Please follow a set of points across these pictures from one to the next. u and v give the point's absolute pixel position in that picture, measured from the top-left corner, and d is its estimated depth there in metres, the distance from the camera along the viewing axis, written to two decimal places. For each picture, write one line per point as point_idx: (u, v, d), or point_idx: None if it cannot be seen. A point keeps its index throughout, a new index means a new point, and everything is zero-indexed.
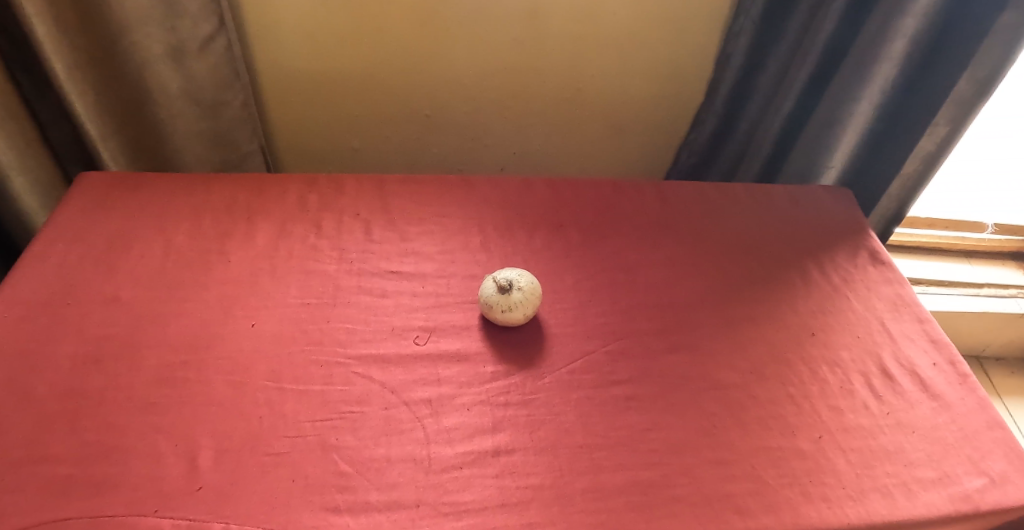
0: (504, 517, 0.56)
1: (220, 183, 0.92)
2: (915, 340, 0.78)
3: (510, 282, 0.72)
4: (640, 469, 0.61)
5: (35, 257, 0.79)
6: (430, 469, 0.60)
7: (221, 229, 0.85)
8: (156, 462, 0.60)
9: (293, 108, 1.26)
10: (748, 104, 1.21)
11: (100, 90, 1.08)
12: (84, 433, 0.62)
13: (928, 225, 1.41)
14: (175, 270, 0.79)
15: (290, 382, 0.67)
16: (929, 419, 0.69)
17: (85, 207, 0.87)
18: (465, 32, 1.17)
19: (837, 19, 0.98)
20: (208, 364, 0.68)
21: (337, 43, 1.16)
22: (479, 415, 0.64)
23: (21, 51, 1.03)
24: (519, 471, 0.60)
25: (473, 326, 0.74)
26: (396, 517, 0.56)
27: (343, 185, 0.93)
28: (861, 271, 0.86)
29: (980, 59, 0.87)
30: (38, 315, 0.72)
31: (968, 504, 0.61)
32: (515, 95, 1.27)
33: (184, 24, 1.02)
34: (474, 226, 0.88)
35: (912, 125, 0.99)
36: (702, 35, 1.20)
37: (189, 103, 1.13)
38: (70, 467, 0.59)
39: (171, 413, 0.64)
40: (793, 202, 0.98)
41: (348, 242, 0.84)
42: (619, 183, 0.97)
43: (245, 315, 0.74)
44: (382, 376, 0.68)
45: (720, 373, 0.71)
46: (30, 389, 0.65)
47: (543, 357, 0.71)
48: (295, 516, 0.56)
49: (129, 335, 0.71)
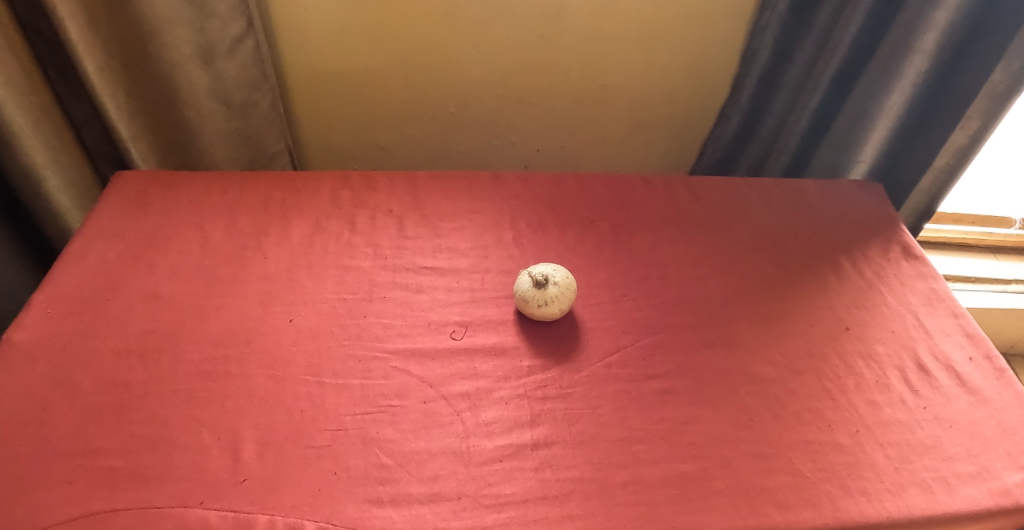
0: (544, 510, 0.57)
1: (254, 181, 0.94)
2: (950, 335, 0.77)
3: (546, 276, 0.73)
4: (678, 462, 0.61)
5: (75, 254, 0.81)
6: (470, 462, 0.60)
7: (257, 226, 0.86)
8: (200, 454, 0.61)
9: (319, 107, 1.27)
10: (774, 98, 1.20)
11: (131, 92, 1.10)
12: (130, 426, 0.64)
13: (955, 220, 1.43)
14: (213, 266, 0.81)
15: (329, 376, 0.68)
16: (967, 413, 0.68)
17: (122, 205, 0.89)
18: (490, 29, 1.17)
19: (866, 13, 0.98)
20: (248, 359, 0.70)
21: (363, 42, 1.18)
22: (517, 409, 0.65)
23: (54, 52, 1.05)
24: (557, 464, 0.61)
25: (508, 321, 0.75)
26: (439, 509, 0.57)
27: (376, 182, 0.94)
28: (894, 266, 0.86)
29: (1014, 50, 0.87)
30: (80, 311, 0.74)
31: (1008, 498, 0.61)
32: (539, 92, 1.27)
33: (213, 26, 1.04)
34: (506, 222, 0.88)
35: (942, 118, 0.99)
36: (727, 30, 1.20)
37: (217, 103, 1.14)
38: (117, 459, 0.61)
39: (213, 406, 0.65)
40: (823, 197, 0.97)
41: (382, 238, 0.85)
42: (649, 179, 0.97)
43: (283, 310, 0.75)
44: (420, 370, 0.69)
45: (755, 367, 0.71)
46: (75, 382, 0.67)
47: (579, 351, 0.71)
48: (339, 507, 0.57)
49: (170, 330, 0.73)
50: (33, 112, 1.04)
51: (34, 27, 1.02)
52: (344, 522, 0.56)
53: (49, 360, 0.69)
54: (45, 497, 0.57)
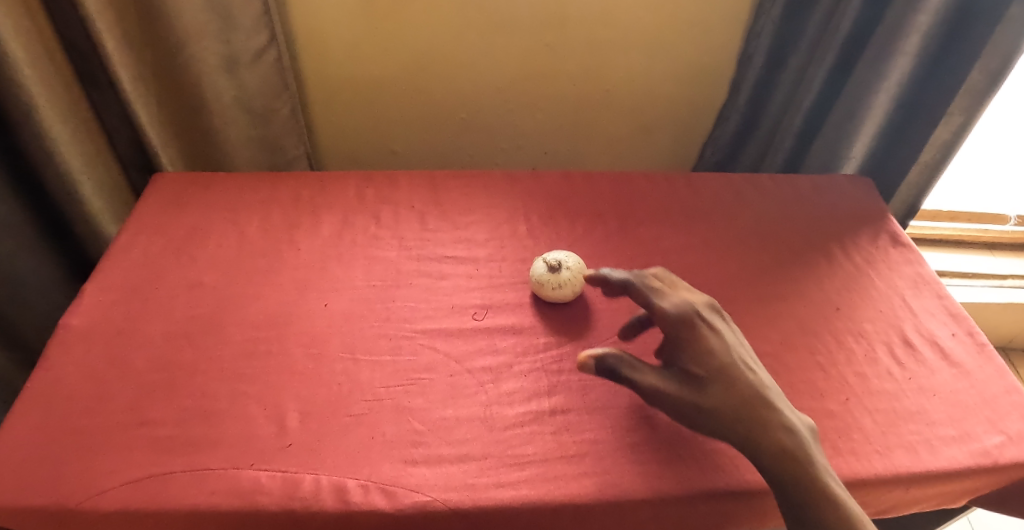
0: (563, 468, 0.63)
1: (283, 181, 1.01)
2: (935, 314, 0.83)
3: (560, 262, 0.80)
4: (684, 427, 0.67)
5: (121, 248, 0.88)
6: (494, 427, 0.67)
7: (289, 221, 0.93)
8: (248, 423, 0.67)
9: (338, 112, 1.34)
10: (770, 101, 1.27)
11: (160, 100, 1.17)
12: (181, 400, 0.70)
13: (951, 218, 1.50)
14: (250, 257, 0.87)
15: (363, 353, 0.74)
16: (950, 384, 0.74)
17: (161, 203, 0.95)
18: (498, 39, 1.24)
19: (853, 20, 1.05)
20: (288, 339, 0.76)
21: (380, 51, 1.25)
22: (535, 381, 0.71)
23: (87, 63, 1.12)
24: (573, 428, 0.67)
25: (525, 304, 0.81)
26: (467, 468, 0.63)
27: (397, 181, 1.01)
28: (882, 253, 0.92)
29: (991, 51, 0.93)
30: (129, 299, 0.81)
31: (988, 458, 0.66)
32: (547, 98, 1.34)
33: (237, 38, 1.11)
34: (519, 215, 0.95)
35: (927, 116, 1.05)
36: (722, 36, 1.27)
37: (239, 111, 1.21)
38: (171, 429, 0.67)
39: (258, 381, 0.72)
40: (816, 190, 1.04)
41: (405, 230, 0.92)
42: (652, 175, 1.04)
43: (317, 296, 0.82)
44: (446, 347, 0.75)
45: (753, 343, 0.77)
46: (129, 362, 0.73)
47: (591, 330, 0.78)
48: (377, 467, 0.63)
49: (213, 315, 0.79)
50: (71, 120, 1.10)
51: (69, 40, 1.09)
52: (382, 479, 0.62)
53: (102, 343, 0.75)
54: (109, 463, 0.63)
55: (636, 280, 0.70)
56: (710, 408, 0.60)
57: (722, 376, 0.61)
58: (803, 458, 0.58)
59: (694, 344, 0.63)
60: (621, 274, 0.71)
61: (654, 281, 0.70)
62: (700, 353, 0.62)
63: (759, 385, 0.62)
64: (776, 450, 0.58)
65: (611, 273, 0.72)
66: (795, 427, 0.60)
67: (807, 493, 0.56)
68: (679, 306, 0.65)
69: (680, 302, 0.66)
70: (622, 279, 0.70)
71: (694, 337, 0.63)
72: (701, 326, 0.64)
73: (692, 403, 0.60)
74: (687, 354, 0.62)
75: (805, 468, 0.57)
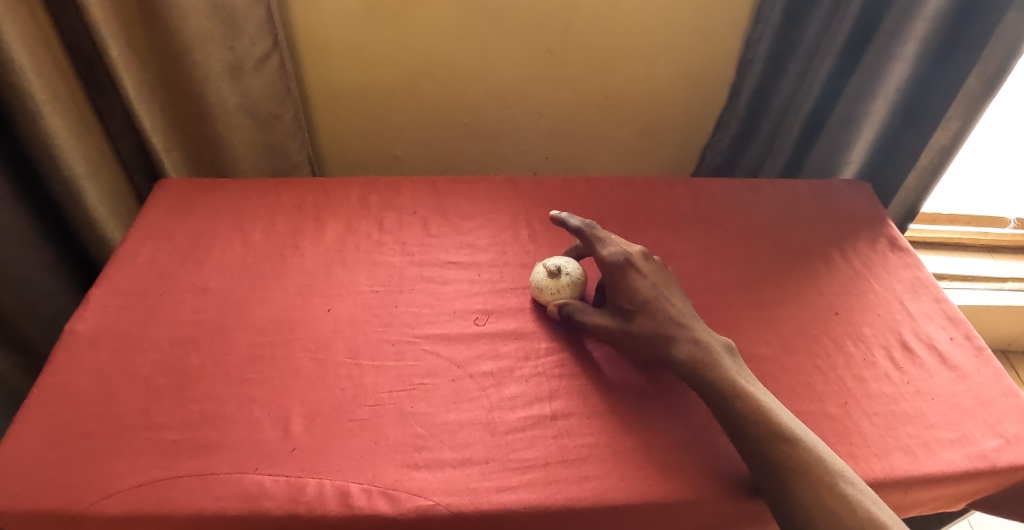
0: (565, 472, 0.64)
1: (287, 187, 1.02)
2: (933, 318, 0.84)
3: (559, 267, 0.79)
4: (684, 430, 0.68)
5: (127, 254, 0.89)
6: (496, 431, 0.67)
7: (293, 226, 0.94)
8: (253, 427, 0.68)
9: (340, 118, 1.35)
10: (770, 105, 1.28)
11: (164, 106, 1.18)
12: (187, 404, 0.70)
13: (951, 220, 1.50)
14: (255, 263, 0.88)
15: (367, 358, 0.75)
16: (948, 387, 0.75)
17: (166, 209, 0.96)
18: (500, 44, 1.25)
19: (852, 25, 1.06)
20: (292, 344, 0.77)
21: (383, 57, 1.26)
22: (537, 385, 0.72)
23: (92, 69, 1.13)
24: (575, 432, 0.67)
25: (527, 308, 0.82)
26: (469, 471, 0.64)
27: (400, 187, 1.02)
28: (881, 257, 0.93)
29: (988, 56, 0.94)
30: (135, 304, 0.82)
31: (985, 461, 0.67)
32: (548, 103, 1.35)
33: (242, 44, 1.12)
34: (521, 221, 0.96)
35: (924, 121, 1.06)
36: (722, 42, 1.28)
37: (244, 117, 1.22)
38: (177, 433, 0.67)
39: (263, 386, 0.72)
40: (816, 195, 1.05)
41: (408, 236, 0.93)
42: (652, 180, 1.05)
43: (321, 301, 0.82)
44: (449, 352, 0.76)
45: (753, 347, 0.78)
46: (135, 367, 0.74)
47: (592, 335, 0.79)
48: (381, 471, 0.64)
49: (218, 320, 0.80)
50: (77, 126, 1.11)
51: (75, 47, 1.10)
52: (386, 483, 0.63)
53: (109, 348, 0.76)
54: (116, 467, 0.64)
55: (588, 229, 0.80)
56: (634, 331, 0.72)
57: (644, 308, 0.73)
58: (782, 437, 0.62)
59: (624, 284, 0.75)
60: (578, 222, 0.80)
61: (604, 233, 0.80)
62: (629, 290, 0.74)
63: (677, 313, 0.74)
64: (749, 429, 0.63)
65: (569, 218, 0.81)
66: (704, 340, 0.71)
67: (785, 470, 0.60)
68: (614, 255, 0.76)
69: (616, 250, 0.77)
70: (576, 227, 0.79)
71: (624, 279, 0.75)
72: (631, 271, 0.75)
73: (620, 329, 0.73)
74: (618, 293, 0.75)
75: (714, 369, 0.68)
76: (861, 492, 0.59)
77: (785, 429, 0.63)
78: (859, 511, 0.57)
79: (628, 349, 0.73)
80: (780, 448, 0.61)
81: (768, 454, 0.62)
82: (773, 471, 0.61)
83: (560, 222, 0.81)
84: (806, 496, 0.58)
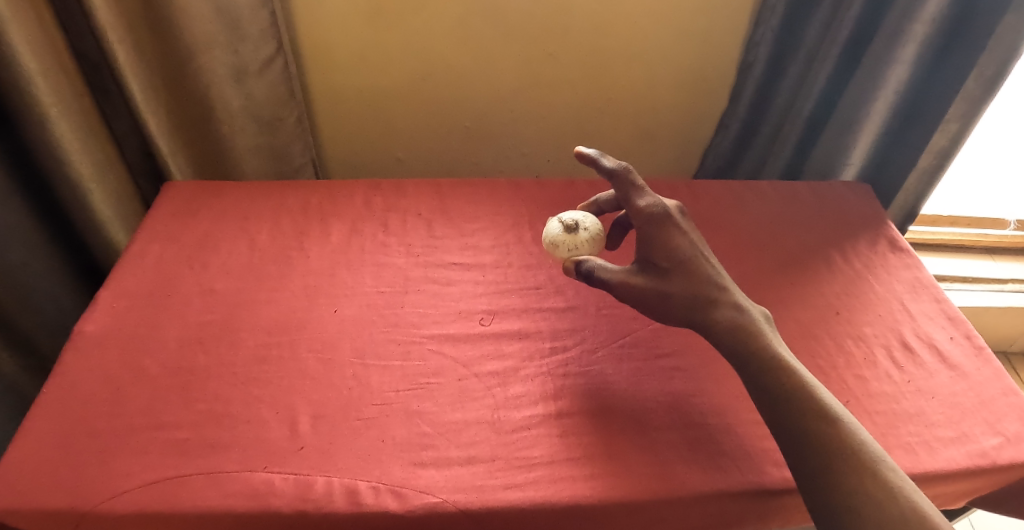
0: (570, 469, 0.64)
1: (292, 189, 1.03)
2: (933, 318, 0.85)
3: (577, 222, 0.77)
4: (687, 429, 0.69)
5: (134, 256, 0.89)
6: (502, 430, 0.68)
7: (298, 228, 0.95)
8: (261, 426, 0.69)
9: (343, 121, 1.36)
10: (770, 108, 1.29)
11: (170, 110, 1.18)
12: (195, 403, 0.71)
13: (952, 222, 1.51)
14: (261, 264, 0.89)
15: (373, 358, 0.76)
16: (948, 386, 0.76)
17: (172, 211, 0.97)
18: (502, 48, 1.26)
19: (851, 29, 1.06)
20: (299, 345, 0.78)
21: (386, 61, 1.27)
22: (542, 384, 0.73)
23: (97, 73, 1.14)
24: (579, 431, 0.68)
25: (531, 309, 0.83)
26: (475, 469, 0.64)
27: (404, 189, 1.03)
28: (881, 258, 0.94)
29: (986, 59, 0.95)
30: (143, 305, 0.83)
31: (985, 459, 0.68)
32: (550, 105, 1.36)
33: (246, 48, 1.13)
34: (524, 222, 0.97)
35: (923, 122, 1.07)
36: (722, 45, 1.29)
37: (248, 120, 1.23)
38: (186, 432, 0.68)
39: (270, 385, 0.73)
40: (817, 196, 1.05)
41: (412, 237, 0.94)
42: (654, 182, 1.06)
43: (327, 302, 0.83)
44: (454, 352, 0.77)
45: None
46: (143, 367, 0.75)
47: (595, 334, 0.80)
48: (388, 469, 0.65)
49: (225, 321, 0.81)
50: (83, 130, 1.12)
51: (80, 51, 1.11)
52: (393, 481, 0.63)
53: (117, 348, 0.77)
54: (125, 465, 0.65)
55: (625, 172, 0.73)
56: (669, 293, 0.67)
57: (682, 267, 0.68)
58: (826, 418, 0.59)
59: (663, 241, 0.68)
60: (614, 163, 0.73)
61: (640, 181, 0.74)
62: (668, 249, 0.68)
63: (716, 276, 0.69)
64: (800, 407, 0.60)
65: (602, 159, 0.73)
66: (744, 307, 0.68)
67: (828, 450, 0.57)
68: (654, 207, 0.70)
69: (655, 202, 0.71)
70: (613, 169, 0.72)
71: (663, 235, 0.68)
72: (672, 226, 0.69)
73: (652, 289, 0.67)
74: (656, 249, 0.68)
75: (757, 339, 0.65)
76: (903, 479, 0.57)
77: (829, 407, 0.60)
78: (901, 495, 0.54)
79: (660, 312, 0.67)
80: (824, 428, 0.59)
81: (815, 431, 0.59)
82: (816, 450, 0.58)
83: (592, 162, 0.73)
84: (850, 479, 0.56)
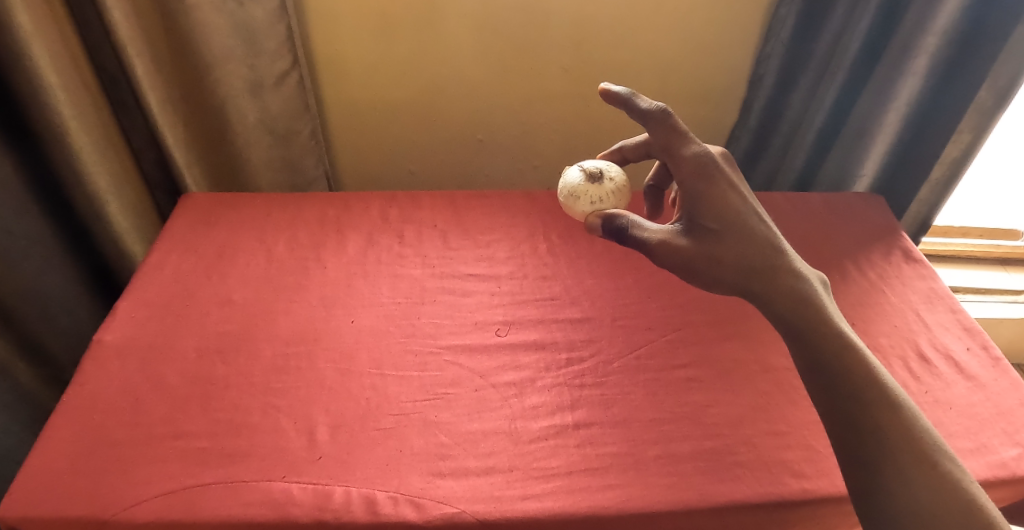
0: (587, 480, 0.65)
1: (307, 202, 1.04)
2: (949, 328, 0.85)
3: (602, 172, 0.79)
4: (704, 439, 0.69)
5: (153, 266, 0.91)
6: (520, 440, 0.68)
7: (315, 239, 0.96)
8: (279, 436, 0.69)
9: (358, 133, 1.38)
10: (781, 119, 1.29)
11: (187, 122, 1.20)
12: (214, 413, 0.72)
13: (962, 233, 1.52)
14: (279, 276, 0.90)
15: (390, 369, 0.77)
16: (965, 396, 0.75)
17: (189, 221, 0.99)
18: (515, 61, 1.28)
19: (862, 41, 1.07)
20: (317, 355, 0.78)
21: (399, 74, 1.29)
22: (558, 395, 0.73)
23: (115, 87, 1.16)
24: (596, 441, 0.68)
25: (547, 320, 0.83)
26: (493, 479, 0.65)
27: (420, 201, 1.04)
28: (895, 268, 0.94)
29: (999, 70, 0.96)
30: (161, 315, 0.84)
31: (1005, 470, 0.67)
32: (562, 118, 1.38)
33: (262, 62, 1.15)
34: (539, 234, 0.98)
35: (934, 132, 1.07)
36: (732, 59, 1.31)
37: (263, 133, 1.24)
38: (205, 441, 0.69)
39: (288, 395, 0.74)
40: (830, 207, 1.06)
41: (428, 249, 0.95)
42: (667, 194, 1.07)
43: (345, 313, 0.84)
44: (470, 363, 0.77)
45: (770, 358, 0.79)
46: (163, 377, 0.76)
47: (612, 345, 0.80)
48: (406, 479, 0.65)
49: (244, 331, 0.82)
50: (101, 143, 1.13)
51: (100, 66, 1.13)
52: (411, 491, 0.64)
53: (137, 358, 0.78)
54: (145, 474, 0.65)
55: (662, 114, 0.68)
56: (719, 257, 0.64)
57: (732, 229, 0.65)
58: (892, 403, 0.56)
59: (710, 197, 0.65)
60: (649, 103, 0.69)
61: (679, 124, 0.69)
62: (715, 207, 0.65)
63: (769, 235, 0.65)
64: (867, 391, 0.57)
65: (636, 99, 0.69)
66: (802, 273, 0.64)
67: (901, 447, 0.54)
68: (700, 156, 0.66)
69: (700, 151, 0.67)
70: (647, 110, 0.68)
71: (711, 190, 0.65)
72: (719, 180, 0.65)
73: (696, 255, 0.65)
74: (701, 209, 0.65)
75: (817, 312, 0.61)
76: (959, 468, 0.54)
77: (891, 391, 0.57)
78: (964, 494, 0.52)
79: (709, 277, 0.65)
80: (893, 423, 0.55)
81: (878, 420, 0.55)
82: (887, 445, 0.54)
83: (623, 102, 0.69)
84: (919, 479, 0.52)
